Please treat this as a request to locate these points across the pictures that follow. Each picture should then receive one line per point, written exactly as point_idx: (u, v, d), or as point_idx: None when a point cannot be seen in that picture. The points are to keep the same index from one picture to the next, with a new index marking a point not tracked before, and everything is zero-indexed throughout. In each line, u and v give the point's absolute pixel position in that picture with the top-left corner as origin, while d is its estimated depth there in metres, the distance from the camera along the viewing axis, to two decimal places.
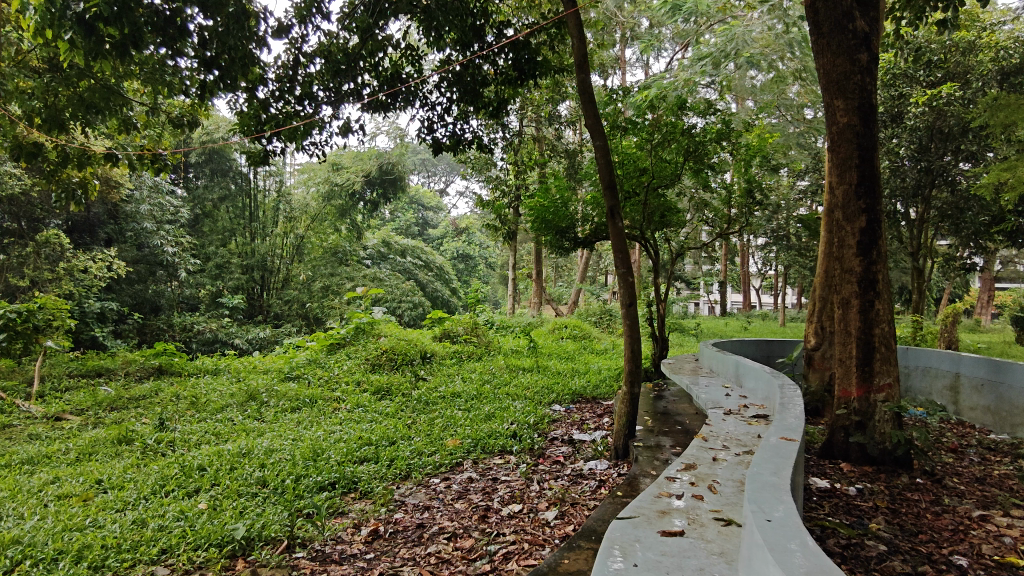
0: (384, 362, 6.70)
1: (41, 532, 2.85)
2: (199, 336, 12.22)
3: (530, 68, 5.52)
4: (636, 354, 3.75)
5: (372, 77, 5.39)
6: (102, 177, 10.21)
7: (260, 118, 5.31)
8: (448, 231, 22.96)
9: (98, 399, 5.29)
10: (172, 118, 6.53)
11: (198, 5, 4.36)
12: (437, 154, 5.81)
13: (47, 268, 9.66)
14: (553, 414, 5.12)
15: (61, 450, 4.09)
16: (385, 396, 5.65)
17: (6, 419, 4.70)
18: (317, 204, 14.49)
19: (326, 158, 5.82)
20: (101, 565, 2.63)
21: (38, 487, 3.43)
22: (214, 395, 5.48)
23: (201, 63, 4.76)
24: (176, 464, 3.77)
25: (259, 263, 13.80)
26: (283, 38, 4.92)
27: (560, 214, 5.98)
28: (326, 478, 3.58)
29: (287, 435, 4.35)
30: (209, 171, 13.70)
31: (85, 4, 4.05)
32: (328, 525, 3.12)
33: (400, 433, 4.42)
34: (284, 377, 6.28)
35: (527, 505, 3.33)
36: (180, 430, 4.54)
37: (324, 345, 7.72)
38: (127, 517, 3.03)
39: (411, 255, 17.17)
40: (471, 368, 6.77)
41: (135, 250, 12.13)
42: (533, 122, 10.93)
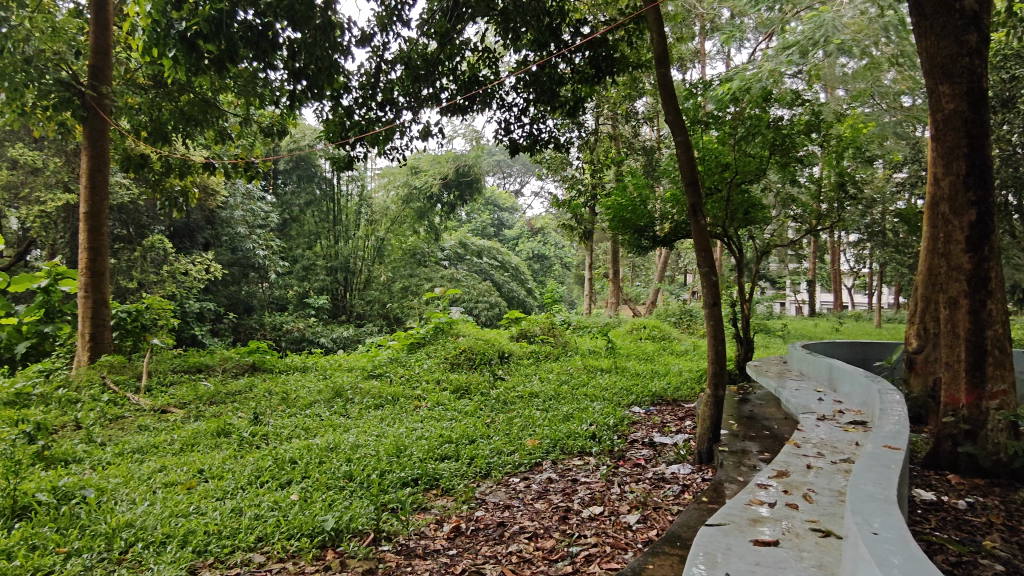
0: (463, 362, 6.81)
1: (151, 516, 3.06)
2: (288, 335, 12.85)
3: (608, 65, 5.49)
4: (721, 356, 3.63)
5: (451, 81, 5.50)
6: (202, 186, 10.94)
7: (345, 125, 5.50)
8: (524, 232, 23.11)
9: (198, 393, 5.63)
10: (263, 128, 6.91)
11: (286, 19, 4.58)
12: (515, 155, 5.84)
13: (153, 271, 10.45)
14: (633, 416, 5.05)
15: (168, 441, 4.38)
16: (464, 395, 5.73)
17: (118, 411, 5.09)
18: (397, 207, 14.85)
19: (406, 162, 5.98)
20: (203, 550, 2.81)
21: (148, 474, 3.69)
22: (303, 392, 5.72)
23: (290, 74, 5.00)
24: (270, 456, 3.96)
25: (343, 265, 14.35)
26: (366, 46, 5.10)
27: (638, 212, 5.88)
28: (409, 474, 3.67)
29: (372, 431, 4.49)
30: (297, 177, 14.43)
31: (187, 23, 4.42)
32: (411, 520, 3.18)
33: (480, 433, 4.47)
34: (368, 375, 6.51)
35: (609, 508, 3.29)
36: (273, 423, 4.77)
37: (405, 345, 7.93)
38: (226, 506, 3.21)
39: (487, 256, 17.37)
40: (549, 368, 6.77)
41: (231, 253, 12.89)
42: (609, 120, 10.80)
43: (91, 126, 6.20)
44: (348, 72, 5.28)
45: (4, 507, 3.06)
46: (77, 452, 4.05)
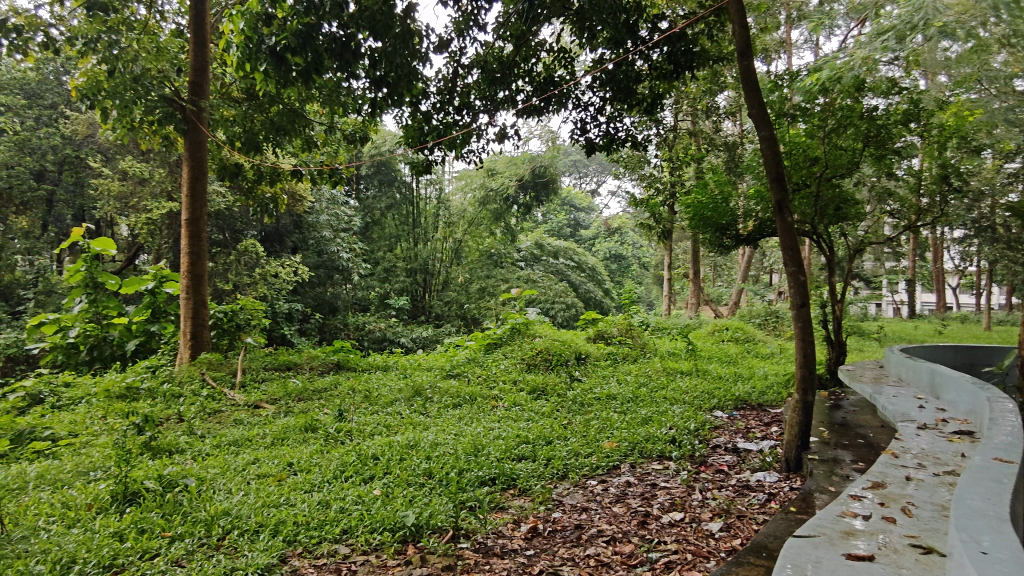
0: (540, 362, 6.83)
1: (246, 506, 3.23)
2: (370, 335, 13.35)
3: (687, 60, 5.33)
4: (810, 360, 3.45)
5: (527, 83, 5.53)
6: (290, 192, 11.50)
7: (423, 130, 5.65)
8: (600, 232, 22.90)
9: (288, 390, 5.90)
10: (346, 135, 7.17)
11: (368, 29, 4.74)
12: (591, 155, 5.79)
13: (246, 274, 11.09)
14: (715, 420, 4.89)
15: (260, 435, 4.61)
16: (541, 396, 5.73)
17: (216, 405, 5.41)
18: (474, 209, 15.07)
19: (482, 164, 6.05)
20: (293, 540, 2.94)
21: (242, 466, 3.90)
22: (384, 390, 5.89)
23: (371, 82, 5.16)
24: (354, 452, 4.10)
25: (422, 267, 14.69)
26: (444, 52, 5.21)
27: (719, 211, 5.69)
28: (487, 473, 3.70)
29: (451, 430, 4.56)
30: (378, 182, 14.82)
31: (277, 38, 4.66)
32: (489, 519, 3.21)
33: (556, 433, 4.46)
34: (446, 374, 6.62)
35: (690, 515, 3.20)
36: (356, 420, 4.93)
37: (482, 345, 8.03)
38: (314, 498, 3.35)
39: (563, 256, 17.35)
40: (627, 370, 6.67)
41: (316, 256, 13.43)
42: (689, 116, 10.52)
43: (191, 139, 6.62)
44: (427, 78, 5.40)
45: (117, 492, 3.32)
46: (179, 443, 4.34)
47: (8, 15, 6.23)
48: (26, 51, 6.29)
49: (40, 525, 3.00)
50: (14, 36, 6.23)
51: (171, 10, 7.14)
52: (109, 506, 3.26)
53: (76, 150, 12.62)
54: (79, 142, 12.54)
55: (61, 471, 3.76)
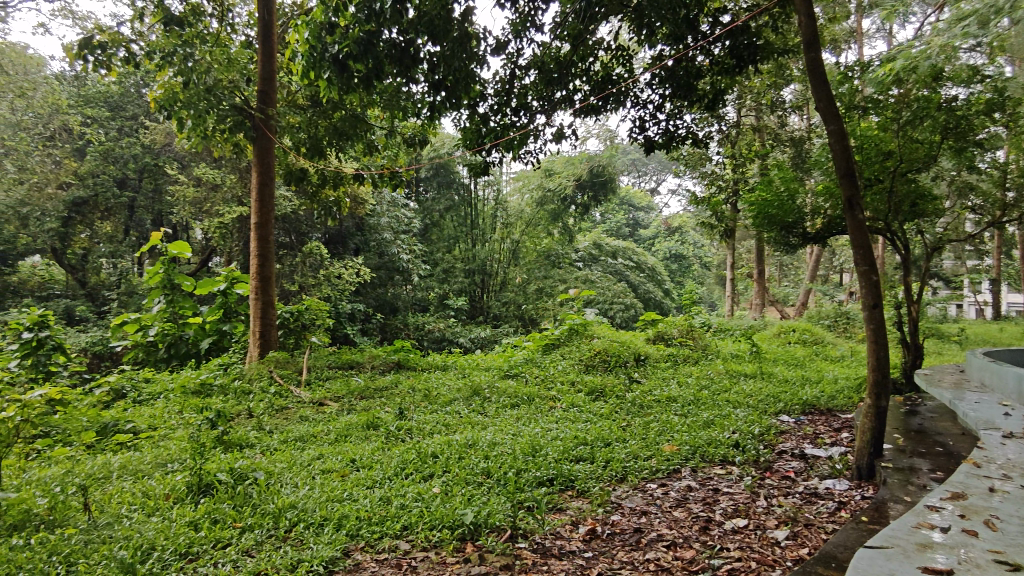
0: (598, 363, 6.78)
1: (311, 500, 3.33)
2: (429, 335, 13.58)
3: (750, 53, 5.18)
4: (884, 364, 3.29)
5: (584, 82, 5.50)
6: (353, 196, 11.80)
7: (481, 132, 5.71)
8: (660, 231, 22.54)
9: (351, 388, 6.05)
10: (406, 138, 7.29)
11: (426, 34, 4.82)
12: (650, 153, 5.71)
13: (311, 275, 11.47)
14: (781, 425, 4.73)
15: (324, 431, 4.75)
16: (599, 397, 5.69)
17: (284, 402, 5.61)
18: (531, 210, 15.16)
19: (539, 164, 6.06)
20: (356, 534, 3.02)
21: (308, 461, 4.02)
22: (443, 389, 5.97)
23: (430, 86, 5.24)
24: (414, 450, 4.18)
25: (480, 268, 14.82)
26: (501, 54, 5.25)
27: (785, 208, 5.52)
28: (545, 474, 3.70)
29: (509, 430, 4.58)
30: (437, 184, 15.20)
31: (340, 46, 4.79)
32: (547, 519, 3.21)
33: (615, 435, 4.41)
34: (504, 375, 6.65)
35: (755, 521, 3.11)
36: (416, 418, 5.02)
37: (540, 345, 8.03)
38: (376, 494, 3.42)
39: (622, 256, 17.16)
40: (688, 372, 6.54)
41: (378, 258, 13.72)
42: (752, 111, 10.22)
43: (260, 145, 6.89)
44: (484, 80, 5.44)
45: (192, 483, 3.48)
46: (249, 438, 4.52)
47: (94, 33, 6.65)
48: (110, 66, 6.70)
49: (123, 512, 3.18)
50: (99, 52, 6.64)
51: (241, 22, 7.44)
52: (185, 496, 3.42)
53: (154, 157, 13.15)
54: (158, 150, 13.07)
55: (142, 462, 3.98)
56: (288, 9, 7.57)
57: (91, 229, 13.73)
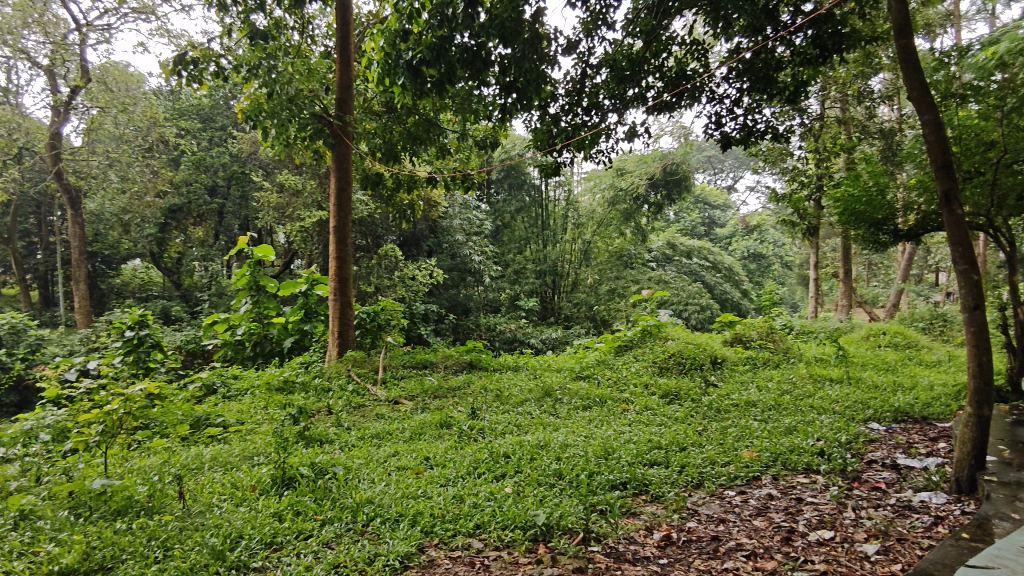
0: (672, 366, 6.64)
1: (388, 495, 3.42)
2: (501, 335, 13.70)
3: (835, 43, 4.92)
4: (986, 370, 3.06)
5: (657, 78, 5.40)
6: (426, 199, 12.06)
7: (552, 133, 5.71)
8: (738, 230, 21.84)
9: (425, 387, 6.17)
10: (478, 141, 7.35)
11: (497, 37, 4.88)
12: (727, 150, 5.54)
13: (387, 277, 11.81)
14: (871, 433, 4.47)
15: (400, 429, 4.87)
16: (674, 400, 5.56)
17: (361, 399, 5.78)
18: (603, 210, 14.81)
19: (611, 164, 5.99)
20: (430, 531, 3.07)
21: (384, 458, 4.13)
22: (515, 390, 5.98)
23: (501, 88, 5.28)
24: (486, 449, 4.21)
25: (551, 269, 14.99)
26: (572, 54, 5.23)
27: (874, 204, 5.31)
28: (618, 477, 3.64)
29: (581, 432, 4.54)
30: (508, 186, 15.54)
31: (413, 52, 4.88)
32: (620, 524, 3.16)
33: (691, 440, 4.30)
34: (576, 376, 6.62)
35: (841, 534, 2.96)
36: (488, 419, 5.06)
37: (613, 347, 7.95)
38: (449, 492, 3.47)
39: (697, 256, 16.54)
40: (769, 376, 6.29)
41: (451, 259, 13.98)
42: (837, 102, 9.74)
43: (338, 151, 7.13)
44: (555, 81, 5.44)
45: (276, 476, 3.64)
46: (329, 434, 4.69)
47: (187, 49, 7.06)
48: (201, 80, 7.10)
49: (214, 501, 3.37)
50: (192, 67, 7.05)
51: (320, 33, 7.73)
52: (269, 488, 3.58)
53: (241, 165, 13.92)
54: (245, 159, 13.79)
55: (231, 455, 4.20)
56: (364, 18, 7.80)
57: (185, 234, 14.66)
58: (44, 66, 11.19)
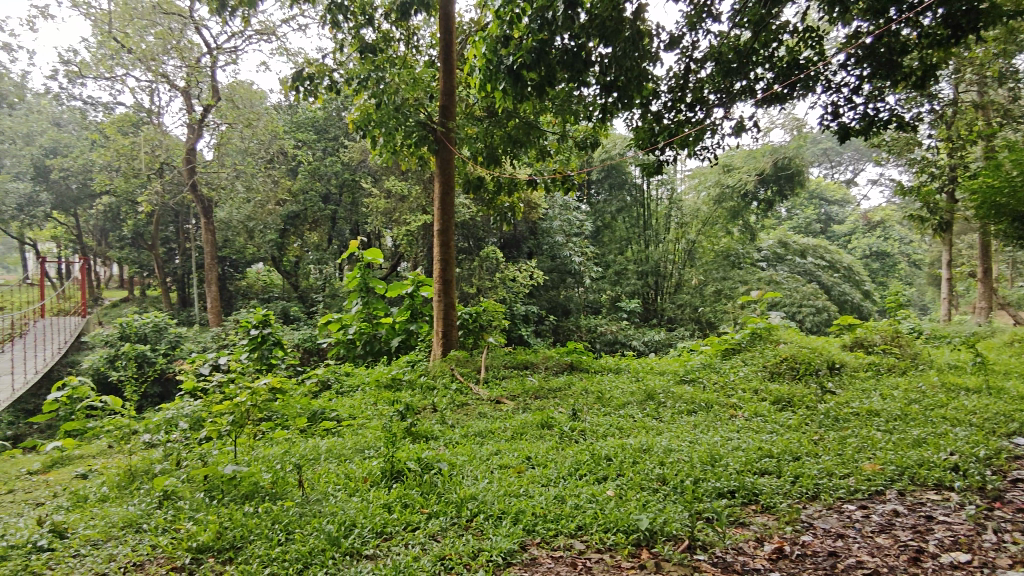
0: (785, 371, 6.31)
1: (490, 492, 3.48)
2: (602, 337, 13.59)
3: (970, 21, 4.49)
4: None
5: (767, 69, 5.17)
6: (527, 201, 12.18)
7: (654, 131, 5.62)
8: (859, 226, 20.34)
9: (526, 387, 6.22)
10: (578, 141, 7.32)
11: (598, 36, 4.87)
12: (845, 141, 5.20)
13: (488, 279, 12.04)
14: (1015, 449, 4.03)
15: (502, 428, 4.94)
16: (786, 407, 5.29)
17: (464, 398, 5.92)
18: (708, 208, 14.59)
19: (716, 160, 5.79)
20: (532, 530, 3.10)
21: (487, 455, 4.22)
22: (617, 392, 5.91)
23: (602, 87, 5.25)
24: (588, 451, 4.19)
25: (653, 269, 14.74)
26: (675, 49, 5.11)
27: (1019, 194, 5.06)
28: (726, 485, 3.51)
29: (686, 437, 4.43)
30: (608, 186, 15.56)
31: (514, 56, 4.95)
32: (728, 533, 3.04)
33: (806, 449, 4.07)
34: (680, 380, 6.43)
35: (981, 558, 2.71)
36: (590, 420, 5.03)
37: (719, 350, 7.66)
38: (551, 492, 3.49)
39: (812, 255, 15.09)
40: (894, 384, 5.81)
41: (551, 260, 14.06)
42: (975, 84, 8.86)
43: (441, 157, 7.34)
44: (657, 77, 5.33)
45: (386, 469, 3.80)
46: (434, 431, 4.84)
47: (304, 66, 7.53)
48: (317, 94, 7.55)
49: (330, 490, 3.57)
50: (309, 83, 7.50)
51: (425, 43, 8.01)
52: (380, 480, 3.75)
53: (352, 173, 14.67)
54: (355, 167, 14.52)
55: (345, 447, 4.43)
56: (466, 26, 7.99)
57: (302, 239, 15.67)
58: (181, 88, 12.30)
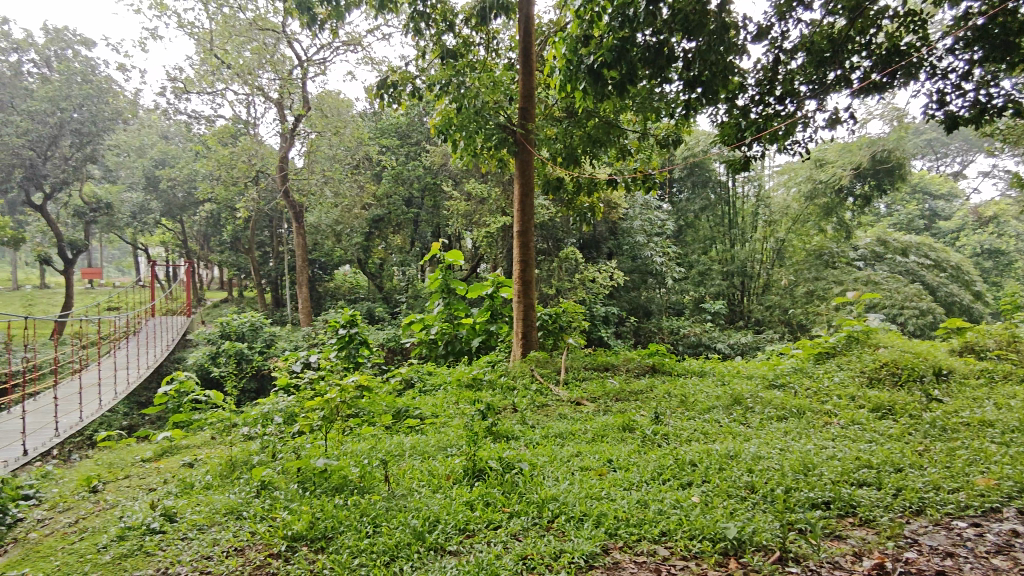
0: (885, 377, 5.94)
1: (572, 494, 3.47)
2: (685, 339, 13.28)
3: None
4: None
5: (865, 57, 4.90)
6: (607, 200, 12.07)
7: (742, 126, 5.43)
8: (970, 222, 18.82)
9: (607, 389, 6.17)
10: (660, 139, 7.17)
11: (681, 31, 4.77)
12: (953, 131, 4.84)
13: (568, 280, 12.03)
14: None
15: (582, 430, 4.90)
16: (887, 416, 4.97)
17: (544, 399, 5.92)
18: (799, 205, 14.08)
19: (808, 155, 5.53)
20: (614, 533, 3.06)
21: (568, 457, 4.20)
22: (702, 396, 5.75)
23: (686, 83, 5.13)
24: (671, 455, 4.10)
25: (739, 269, 14.78)
26: (763, 40, 4.93)
27: None
28: (820, 496, 3.34)
29: (776, 444, 4.25)
30: (691, 184, 15.88)
31: (594, 55, 4.90)
32: (823, 546, 2.89)
33: (910, 461, 3.81)
34: (769, 384, 6.18)
35: None
36: (673, 424, 4.92)
37: (812, 354, 7.31)
38: (633, 496, 3.43)
39: (915, 253, 13.38)
40: (1011, 393, 5.33)
41: (631, 261, 13.87)
42: None
43: (521, 159, 7.38)
44: (745, 71, 5.16)
45: (468, 467, 3.86)
46: (515, 431, 4.87)
47: (388, 73, 7.77)
48: (400, 100, 7.77)
49: (415, 486, 3.67)
50: (393, 90, 7.74)
51: (505, 47, 8.09)
52: (462, 478, 3.82)
53: (433, 176, 15.00)
54: (436, 170, 14.84)
55: (429, 445, 4.54)
56: (546, 27, 7.99)
57: (387, 242, 16.19)
58: (274, 99, 12.98)
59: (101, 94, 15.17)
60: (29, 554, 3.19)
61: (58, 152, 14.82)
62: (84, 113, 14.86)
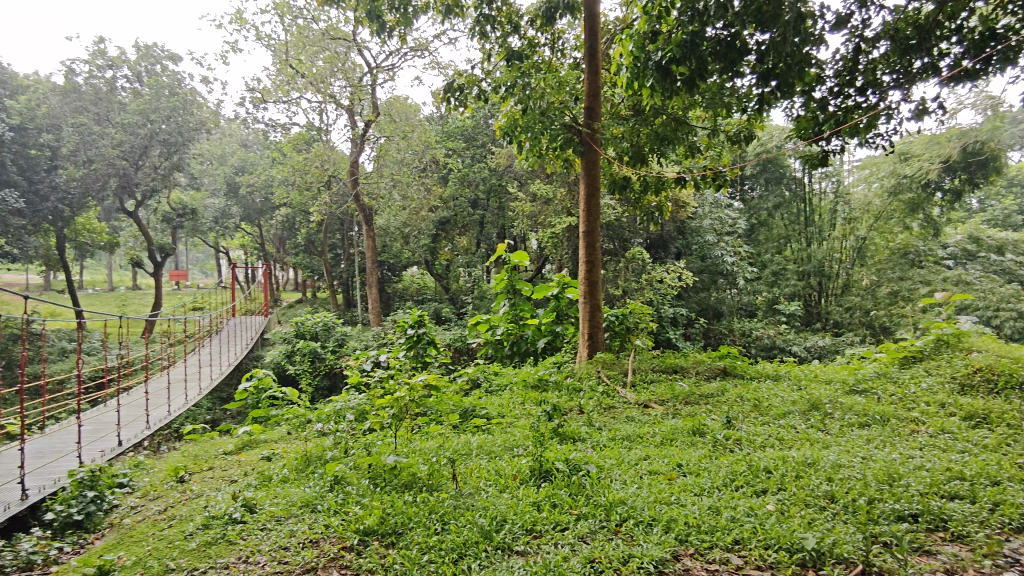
0: (979, 384, 5.56)
1: (640, 498, 3.41)
2: (758, 342, 12.87)
3: None
4: None
5: (955, 43, 4.61)
6: (675, 200, 11.82)
7: (819, 119, 5.21)
8: None
9: (676, 392, 6.04)
10: (731, 135, 6.95)
11: (754, 23, 4.62)
12: None
13: (635, 280, 11.88)
14: None
15: (651, 434, 4.82)
16: (981, 425, 4.65)
17: (612, 401, 5.85)
18: (882, 201, 13.36)
19: (892, 147, 5.25)
20: (685, 539, 2.99)
21: (635, 460, 4.14)
22: (776, 401, 5.54)
23: (759, 76, 4.96)
24: (744, 461, 3.97)
25: (816, 269, 14.11)
26: (843, 29, 4.72)
27: None
28: (908, 507, 3.15)
29: (857, 452, 4.04)
30: (765, 180, 15.23)
31: (662, 51, 4.81)
32: (912, 561, 2.73)
33: (1008, 474, 3.55)
34: (850, 390, 5.89)
35: None
36: (746, 429, 4.77)
37: (896, 358, 6.93)
38: (704, 502, 3.34)
39: (1014, 251, 12.59)
40: None
41: (700, 261, 13.53)
42: None
43: (587, 158, 7.33)
44: (823, 62, 4.96)
45: (535, 467, 3.86)
46: (581, 432, 4.83)
47: (455, 77, 7.86)
48: (466, 103, 7.86)
49: (482, 485, 3.70)
50: (459, 93, 7.83)
51: (571, 46, 8.04)
52: (528, 478, 3.82)
53: (499, 178, 15.09)
54: (502, 172, 14.92)
55: (496, 444, 4.57)
56: (612, 25, 7.90)
57: (453, 243, 16.41)
58: (346, 105, 13.39)
59: (186, 105, 16.03)
60: (124, 539, 3.41)
61: (148, 162, 15.79)
62: (171, 124, 15.70)
